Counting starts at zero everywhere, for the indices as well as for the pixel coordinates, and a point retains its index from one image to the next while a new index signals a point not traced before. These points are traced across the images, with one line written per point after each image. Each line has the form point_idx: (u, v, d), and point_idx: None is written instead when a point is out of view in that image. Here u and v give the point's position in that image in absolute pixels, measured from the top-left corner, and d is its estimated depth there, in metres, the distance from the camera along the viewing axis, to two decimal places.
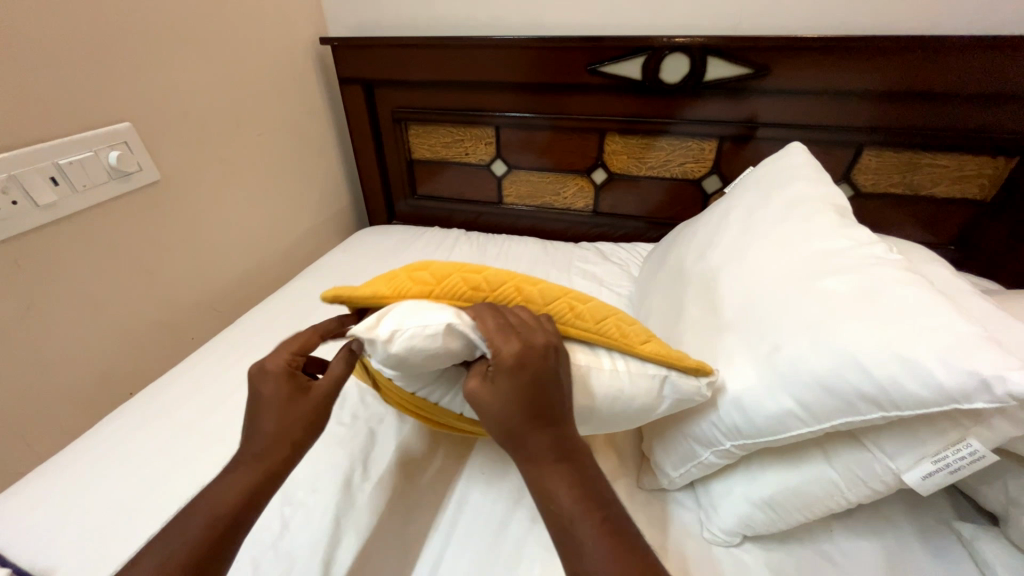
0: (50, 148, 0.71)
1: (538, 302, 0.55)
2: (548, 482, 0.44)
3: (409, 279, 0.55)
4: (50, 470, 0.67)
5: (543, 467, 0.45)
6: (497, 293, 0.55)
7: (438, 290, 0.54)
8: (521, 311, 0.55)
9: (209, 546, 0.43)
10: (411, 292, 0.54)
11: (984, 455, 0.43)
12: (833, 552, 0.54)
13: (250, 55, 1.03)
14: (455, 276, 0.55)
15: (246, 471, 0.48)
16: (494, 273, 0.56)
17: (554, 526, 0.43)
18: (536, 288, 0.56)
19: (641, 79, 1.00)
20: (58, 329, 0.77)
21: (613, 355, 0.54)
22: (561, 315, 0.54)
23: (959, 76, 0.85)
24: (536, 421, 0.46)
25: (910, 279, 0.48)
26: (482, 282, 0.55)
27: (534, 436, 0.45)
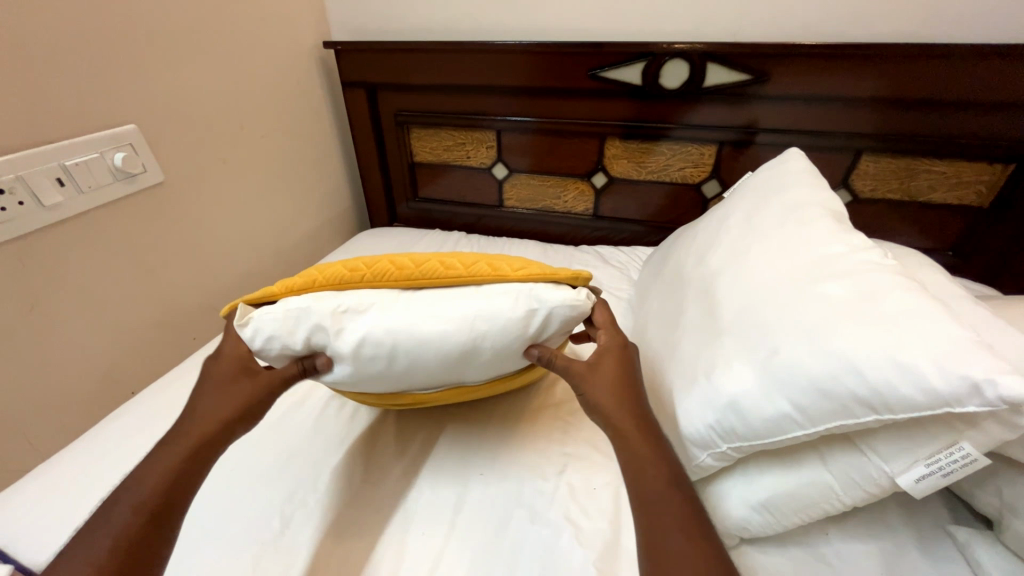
0: (56, 150, 0.72)
1: (415, 261, 0.59)
2: (637, 459, 0.49)
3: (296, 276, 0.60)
4: (53, 468, 0.67)
5: (632, 445, 0.50)
6: (374, 270, 0.59)
7: (321, 279, 0.59)
8: (399, 279, 0.58)
9: (145, 522, 0.44)
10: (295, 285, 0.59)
11: (978, 458, 0.43)
12: (829, 555, 0.54)
13: (254, 58, 1.04)
14: (335, 266, 0.60)
15: (177, 446, 0.49)
16: (369, 257, 0.60)
17: (637, 497, 0.47)
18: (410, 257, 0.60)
19: (641, 84, 1.01)
20: (62, 329, 0.77)
21: (478, 287, 0.57)
22: (432, 271, 0.58)
23: (956, 83, 0.86)
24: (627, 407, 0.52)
25: (906, 284, 0.48)
26: (359, 264, 0.59)
27: (623, 418, 0.52)
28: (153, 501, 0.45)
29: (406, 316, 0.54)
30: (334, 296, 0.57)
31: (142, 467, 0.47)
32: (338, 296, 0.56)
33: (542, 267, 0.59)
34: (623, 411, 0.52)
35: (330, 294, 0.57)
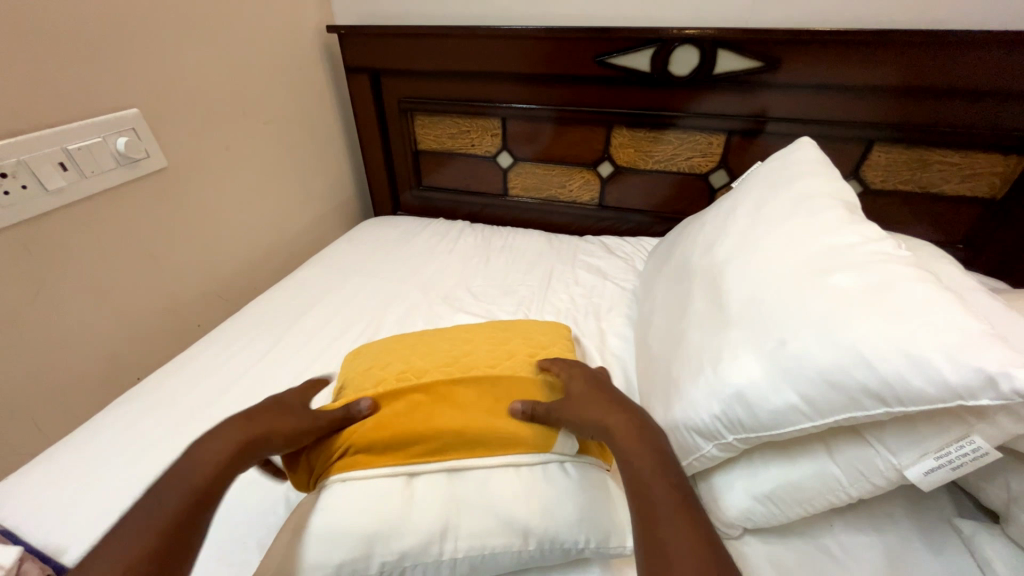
0: (59, 134, 0.71)
1: (429, 451, 0.54)
2: (636, 474, 0.47)
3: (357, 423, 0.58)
4: (60, 452, 0.68)
5: (634, 457, 0.48)
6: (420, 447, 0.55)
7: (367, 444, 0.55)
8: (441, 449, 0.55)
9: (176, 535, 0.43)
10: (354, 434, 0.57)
11: (988, 452, 0.43)
12: (832, 547, 0.54)
13: (256, 42, 1.02)
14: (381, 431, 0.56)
15: (216, 452, 0.49)
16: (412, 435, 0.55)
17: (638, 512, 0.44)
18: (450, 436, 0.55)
19: (649, 71, 0.99)
20: (66, 315, 0.77)
21: (527, 530, 0.51)
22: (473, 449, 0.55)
23: (973, 72, 0.84)
24: (632, 425, 0.52)
25: (919, 276, 0.48)
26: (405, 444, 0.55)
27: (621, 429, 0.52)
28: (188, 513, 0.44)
29: (473, 561, 0.51)
30: (371, 529, 0.49)
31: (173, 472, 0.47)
32: (378, 537, 0.49)
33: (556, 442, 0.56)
34: (619, 423, 0.52)
35: (371, 530, 0.49)
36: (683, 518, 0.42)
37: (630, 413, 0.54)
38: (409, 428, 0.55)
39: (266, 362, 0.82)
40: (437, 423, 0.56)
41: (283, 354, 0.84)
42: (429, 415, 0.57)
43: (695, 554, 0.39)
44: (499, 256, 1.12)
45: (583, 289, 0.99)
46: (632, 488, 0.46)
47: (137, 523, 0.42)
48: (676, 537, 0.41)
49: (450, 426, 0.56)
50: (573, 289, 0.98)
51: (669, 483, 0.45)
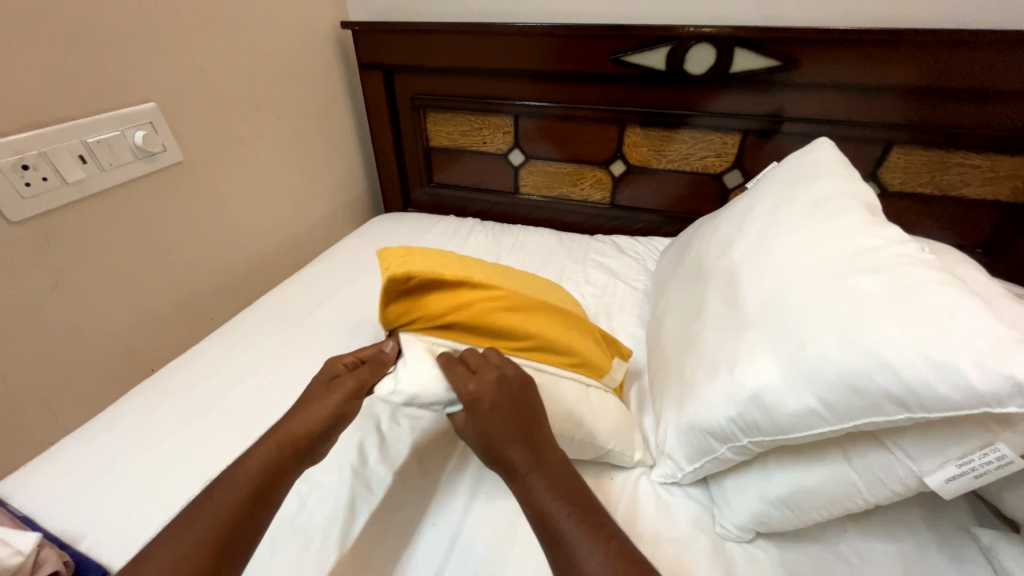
0: (78, 127, 0.72)
1: (519, 350, 0.62)
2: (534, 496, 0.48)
3: (474, 300, 0.62)
4: (76, 441, 0.69)
5: (527, 476, 0.49)
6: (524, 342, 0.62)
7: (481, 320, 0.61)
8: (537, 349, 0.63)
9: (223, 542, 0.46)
10: (471, 311, 0.61)
11: (1014, 461, 0.42)
12: (848, 553, 0.54)
13: (270, 37, 1.03)
14: (495, 315, 0.62)
15: (267, 450, 0.53)
16: (519, 329, 0.62)
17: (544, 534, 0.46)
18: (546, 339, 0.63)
19: (664, 69, 0.98)
20: (84, 306, 0.79)
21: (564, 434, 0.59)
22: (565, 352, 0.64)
23: (996, 72, 0.82)
24: (513, 423, 0.52)
25: (943, 280, 0.47)
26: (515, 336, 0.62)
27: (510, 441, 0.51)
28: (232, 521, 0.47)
29: None
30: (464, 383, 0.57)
31: (237, 466, 0.52)
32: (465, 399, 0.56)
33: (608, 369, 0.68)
34: (507, 429, 0.51)
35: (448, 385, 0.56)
36: (591, 540, 0.44)
37: (515, 433, 0.52)
38: (520, 326, 0.62)
39: (277, 356, 0.83)
40: (543, 329, 0.64)
41: (295, 348, 0.85)
42: (525, 317, 0.63)
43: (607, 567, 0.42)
44: (510, 254, 1.12)
45: (594, 288, 0.99)
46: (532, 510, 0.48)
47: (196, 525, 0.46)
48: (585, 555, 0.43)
49: (551, 334, 0.64)
50: (584, 289, 0.98)
51: (562, 500, 0.47)
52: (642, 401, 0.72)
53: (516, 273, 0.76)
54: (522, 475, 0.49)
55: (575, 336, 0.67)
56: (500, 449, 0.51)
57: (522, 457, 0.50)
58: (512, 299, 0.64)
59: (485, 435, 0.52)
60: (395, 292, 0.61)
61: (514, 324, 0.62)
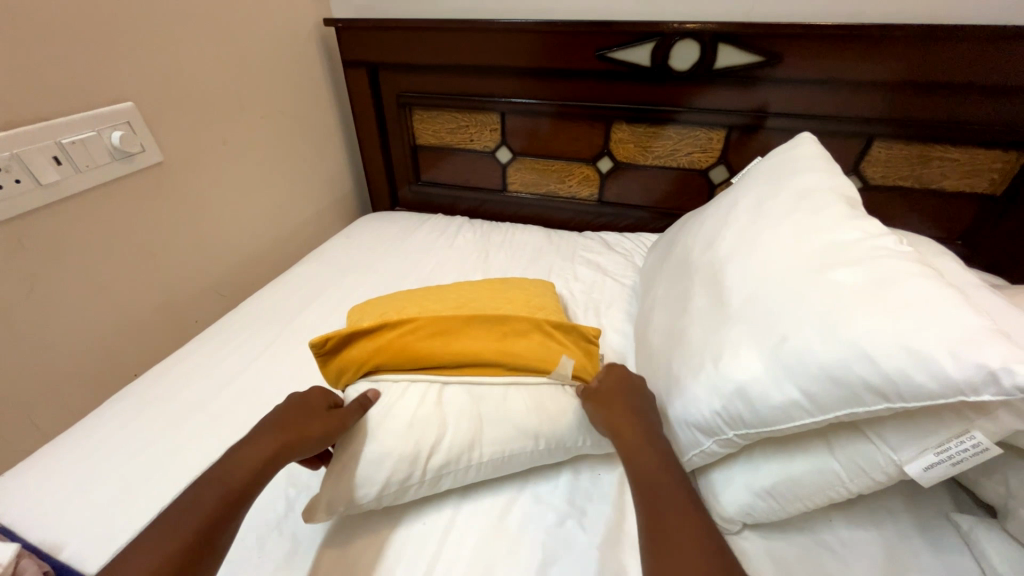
0: (52, 127, 0.70)
1: (448, 368, 0.63)
2: (651, 486, 0.50)
3: (389, 339, 0.64)
4: (57, 449, 0.67)
5: (648, 468, 0.51)
6: (449, 362, 0.63)
7: (394, 351, 0.63)
8: (469, 365, 0.63)
9: (199, 542, 0.45)
10: (385, 352, 0.63)
11: (989, 448, 0.43)
12: (833, 542, 0.55)
13: (251, 34, 1.01)
14: (409, 345, 0.64)
15: (254, 450, 0.53)
16: (436, 352, 0.63)
17: (650, 522, 0.47)
18: (473, 355, 0.63)
19: (649, 65, 0.99)
20: (62, 310, 0.77)
21: (537, 433, 0.59)
22: (499, 359, 0.63)
23: (973, 67, 0.83)
24: (642, 430, 0.55)
25: (922, 272, 0.47)
26: (436, 358, 0.63)
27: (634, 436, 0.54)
28: (211, 521, 0.46)
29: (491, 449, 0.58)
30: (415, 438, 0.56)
31: (223, 464, 0.51)
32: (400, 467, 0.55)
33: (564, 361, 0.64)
34: (627, 423, 0.56)
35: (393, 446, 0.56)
36: (691, 527, 0.45)
37: (643, 432, 0.55)
38: (435, 348, 0.63)
39: (264, 358, 0.82)
40: (466, 346, 0.64)
41: (282, 350, 0.84)
42: (446, 338, 0.65)
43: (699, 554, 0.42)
44: (499, 252, 1.12)
45: (582, 285, 0.99)
46: (644, 498, 0.49)
47: (174, 519, 0.46)
48: (685, 541, 0.44)
49: (476, 347, 0.64)
50: (572, 285, 0.98)
51: (679, 493, 0.49)
52: None
53: (451, 296, 0.77)
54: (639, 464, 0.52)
55: (510, 341, 0.65)
56: (626, 445, 0.54)
57: (641, 449, 0.53)
58: (430, 324, 0.66)
59: (613, 431, 0.56)
60: (319, 355, 0.64)
61: (432, 348, 0.63)
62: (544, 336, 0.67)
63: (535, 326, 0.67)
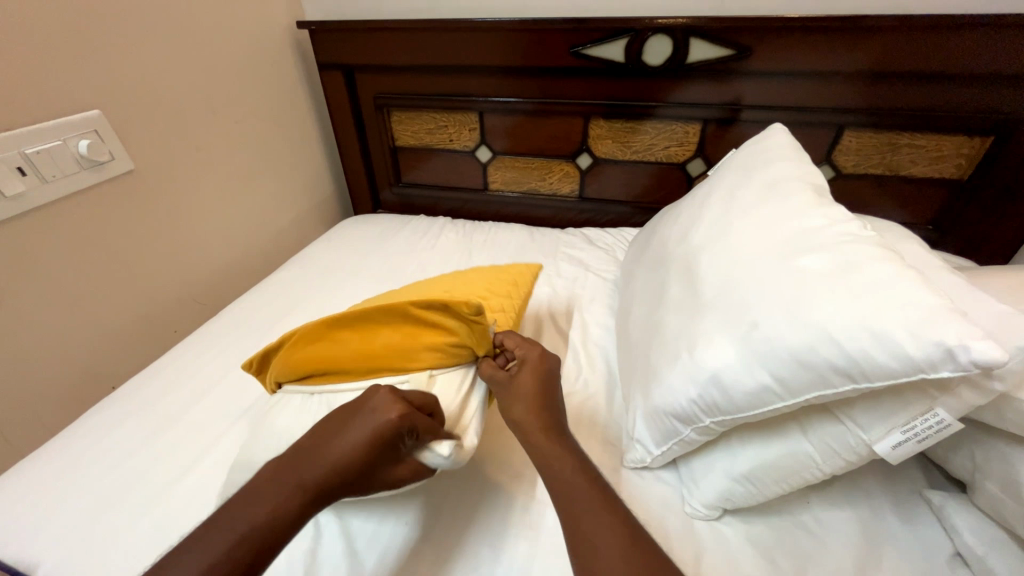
0: (15, 138, 0.69)
1: (322, 376, 0.61)
2: (557, 475, 0.50)
3: (282, 353, 0.62)
4: (32, 465, 0.66)
5: (550, 455, 0.52)
6: (331, 370, 0.60)
7: (281, 367, 0.62)
8: (349, 372, 0.60)
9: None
10: (281, 369, 0.62)
11: (951, 423, 0.44)
12: (810, 523, 0.56)
13: (222, 38, 0.99)
14: (295, 359, 0.61)
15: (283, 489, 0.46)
16: (314, 359, 0.60)
17: (563, 511, 0.48)
18: (344, 359, 0.60)
19: (624, 61, 0.99)
20: (33, 324, 0.75)
21: None
22: (373, 364, 0.59)
23: (936, 56, 0.86)
24: (542, 410, 0.55)
25: (884, 255, 0.48)
26: (318, 368, 0.60)
27: (545, 435, 0.53)
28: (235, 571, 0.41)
29: None
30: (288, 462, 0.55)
31: (251, 497, 0.45)
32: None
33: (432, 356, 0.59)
34: (533, 412, 0.55)
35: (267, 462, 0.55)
36: (608, 517, 0.46)
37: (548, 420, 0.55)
38: (314, 358, 0.60)
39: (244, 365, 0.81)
40: (342, 350, 0.60)
41: None
42: (313, 347, 0.61)
43: (620, 543, 0.44)
44: (481, 251, 1.12)
45: (564, 281, 0.99)
46: (556, 488, 0.50)
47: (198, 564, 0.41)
48: (604, 530, 0.45)
49: (350, 351, 0.60)
50: (554, 282, 0.98)
51: (587, 481, 0.50)
52: (612, 390, 0.73)
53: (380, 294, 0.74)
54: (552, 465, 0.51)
55: (375, 337, 0.60)
56: (532, 432, 0.54)
57: (557, 449, 0.53)
58: (293, 337, 0.62)
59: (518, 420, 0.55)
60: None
61: (312, 356, 0.61)
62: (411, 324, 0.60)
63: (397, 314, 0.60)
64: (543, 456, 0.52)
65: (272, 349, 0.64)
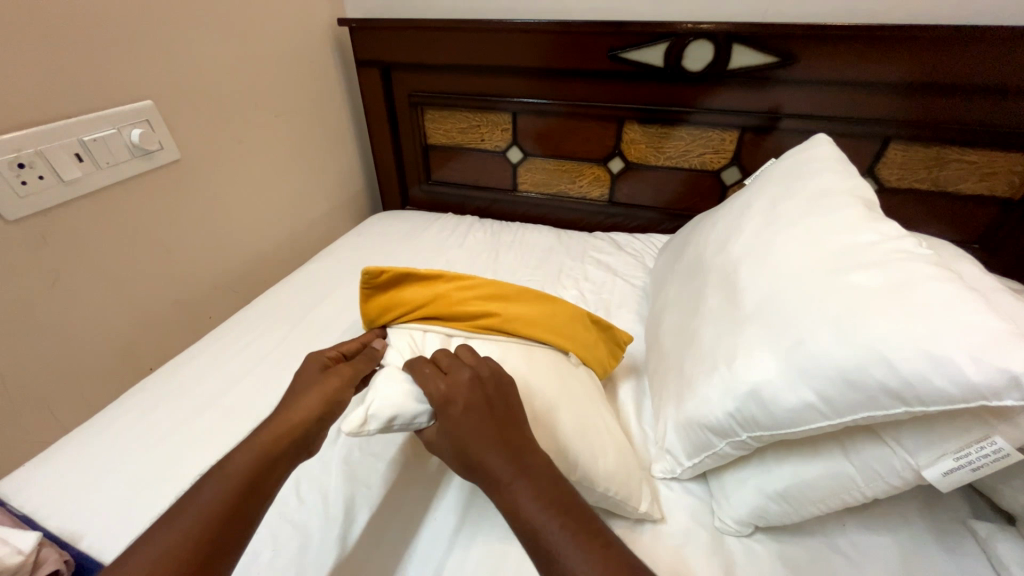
0: (74, 125, 0.72)
1: (482, 326, 0.64)
2: (517, 500, 0.44)
3: (453, 290, 0.67)
4: (75, 440, 0.69)
5: (507, 478, 0.45)
6: (501, 321, 0.64)
7: (445, 303, 0.65)
8: (515, 333, 0.64)
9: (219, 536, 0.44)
10: (448, 302, 0.65)
11: (1009, 454, 0.42)
12: (846, 546, 0.54)
13: (266, 34, 1.02)
14: (470, 301, 0.65)
15: (265, 440, 0.51)
16: (495, 309, 0.65)
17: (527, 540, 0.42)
18: (523, 320, 0.65)
19: (662, 66, 0.98)
20: (80, 304, 0.78)
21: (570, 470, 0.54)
22: (552, 331, 0.66)
23: (993, 68, 0.82)
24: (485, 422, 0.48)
25: (940, 274, 0.47)
26: (493, 317, 0.64)
27: (481, 445, 0.46)
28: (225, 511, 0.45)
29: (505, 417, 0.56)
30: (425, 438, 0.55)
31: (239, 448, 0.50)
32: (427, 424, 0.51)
33: (591, 351, 0.68)
34: (474, 428, 0.48)
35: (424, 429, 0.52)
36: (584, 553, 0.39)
37: (502, 436, 0.48)
38: (493, 308, 0.65)
39: (276, 354, 0.83)
40: (522, 313, 0.66)
41: (294, 346, 0.85)
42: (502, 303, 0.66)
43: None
44: (509, 252, 1.12)
45: (592, 285, 0.99)
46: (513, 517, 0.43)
47: (194, 512, 0.44)
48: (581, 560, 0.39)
49: (531, 316, 0.66)
50: (582, 286, 0.98)
51: (550, 506, 0.43)
52: (640, 398, 0.72)
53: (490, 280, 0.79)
54: (505, 485, 0.45)
55: (558, 312, 0.69)
56: (477, 456, 0.47)
57: (498, 461, 0.46)
58: (486, 287, 0.67)
59: (460, 442, 0.48)
60: (375, 286, 0.67)
61: (490, 304, 0.66)
62: (584, 327, 0.69)
63: (581, 317, 0.70)
64: (501, 481, 0.45)
65: (427, 279, 0.68)
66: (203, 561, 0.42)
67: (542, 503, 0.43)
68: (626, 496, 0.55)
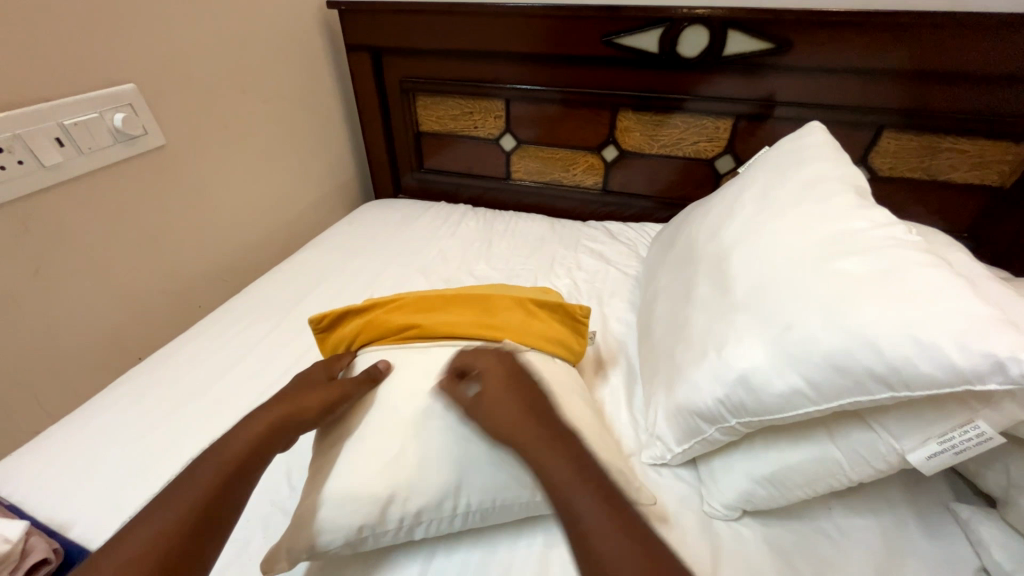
0: (54, 109, 0.70)
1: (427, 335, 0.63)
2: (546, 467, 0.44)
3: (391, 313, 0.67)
4: (62, 430, 0.68)
5: (534, 447, 0.46)
6: (442, 328, 0.63)
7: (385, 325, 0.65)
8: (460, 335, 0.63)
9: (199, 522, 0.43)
10: (389, 324, 0.65)
11: (992, 437, 0.43)
12: (832, 529, 0.55)
13: (253, 16, 0.99)
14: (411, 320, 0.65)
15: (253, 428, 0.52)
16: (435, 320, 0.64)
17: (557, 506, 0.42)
18: (464, 324, 0.64)
19: (657, 52, 0.97)
20: (64, 291, 0.77)
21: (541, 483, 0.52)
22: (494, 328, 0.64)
23: (987, 55, 0.82)
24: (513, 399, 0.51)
25: (928, 261, 0.47)
26: (433, 325, 0.63)
27: (510, 416, 0.49)
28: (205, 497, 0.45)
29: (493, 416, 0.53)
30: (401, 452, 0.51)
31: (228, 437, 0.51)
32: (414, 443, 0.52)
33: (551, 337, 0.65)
34: (499, 404, 0.50)
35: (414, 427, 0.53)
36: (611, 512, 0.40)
37: (524, 407, 0.50)
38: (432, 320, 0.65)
39: (267, 343, 0.82)
40: (462, 318, 0.65)
41: (285, 336, 0.84)
42: (430, 314, 0.67)
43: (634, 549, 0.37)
44: (502, 241, 1.11)
45: (586, 274, 0.99)
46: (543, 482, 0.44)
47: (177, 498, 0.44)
48: (606, 523, 0.39)
49: (472, 320, 0.65)
50: (575, 275, 0.98)
51: (576, 470, 0.43)
52: (632, 386, 0.72)
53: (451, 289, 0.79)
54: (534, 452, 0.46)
55: (499, 313, 0.67)
56: (508, 426, 0.49)
57: (527, 430, 0.48)
58: (417, 303, 0.68)
59: (492, 417, 0.50)
60: (320, 331, 0.68)
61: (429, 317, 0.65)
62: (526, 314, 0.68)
63: (521, 306, 0.68)
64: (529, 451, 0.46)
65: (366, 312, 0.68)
66: (182, 546, 0.42)
67: (576, 479, 0.42)
68: (614, 491, 0.54)
